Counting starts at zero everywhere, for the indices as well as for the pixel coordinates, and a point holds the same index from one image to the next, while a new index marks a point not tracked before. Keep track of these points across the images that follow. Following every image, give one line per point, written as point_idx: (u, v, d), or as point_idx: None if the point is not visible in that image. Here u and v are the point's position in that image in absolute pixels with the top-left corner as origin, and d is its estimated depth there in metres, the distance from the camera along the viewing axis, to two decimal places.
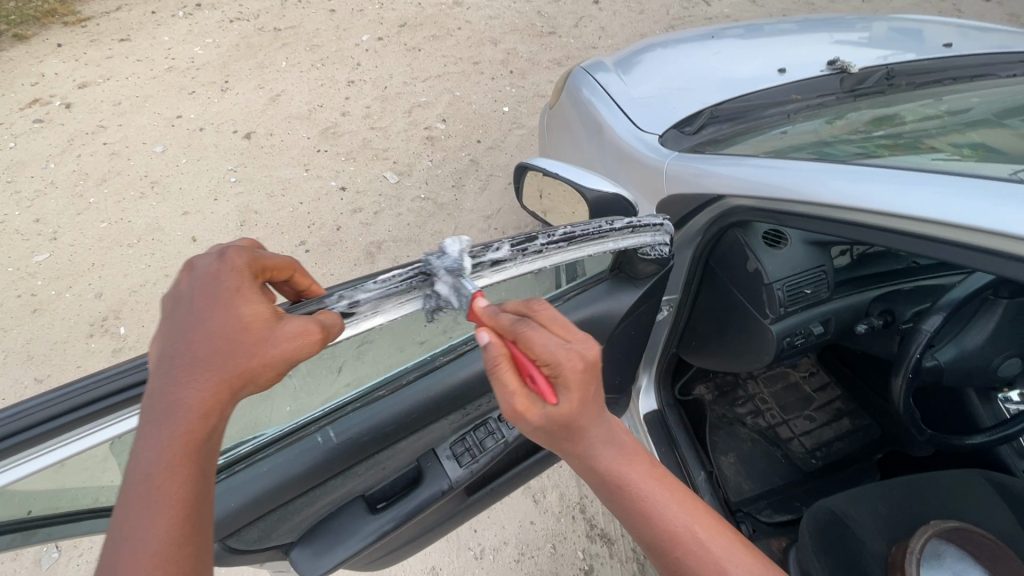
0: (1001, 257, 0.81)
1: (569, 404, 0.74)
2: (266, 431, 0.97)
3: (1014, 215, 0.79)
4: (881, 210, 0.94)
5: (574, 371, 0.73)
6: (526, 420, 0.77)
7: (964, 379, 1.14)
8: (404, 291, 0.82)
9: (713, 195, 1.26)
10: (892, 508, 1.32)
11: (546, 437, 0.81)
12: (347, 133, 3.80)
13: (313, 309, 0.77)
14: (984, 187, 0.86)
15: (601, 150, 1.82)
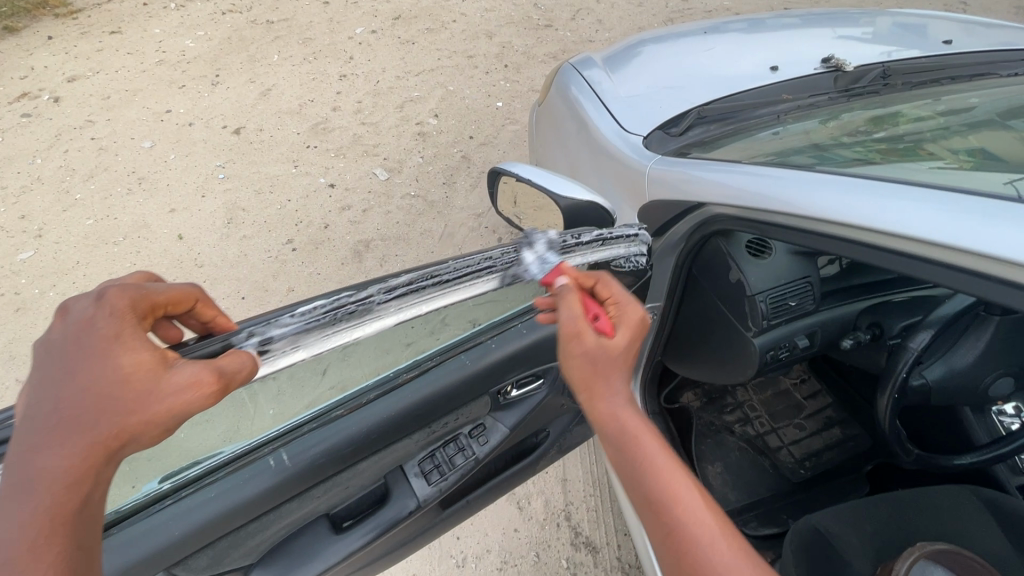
0: (982, 278, 0.75)
1: (623, 339, 0.80)
2: (217, 453, 0.92)
3: (998, 234, 0.73)
4: (863, 224, 0.89)
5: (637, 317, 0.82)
6: (580, 339, 0.79)
7: (953, 398, 1.09)
8: (323, 323, 0.79)
9: (695, 203, 1.21)
10: (879, 527, 1.27)
11: (584, 371, 0.79)
12: (338, 128, 3.74)
13: (215, 347, 0.71)
14: (969, 201, 0.80)
15: (586, 150, 1.77)
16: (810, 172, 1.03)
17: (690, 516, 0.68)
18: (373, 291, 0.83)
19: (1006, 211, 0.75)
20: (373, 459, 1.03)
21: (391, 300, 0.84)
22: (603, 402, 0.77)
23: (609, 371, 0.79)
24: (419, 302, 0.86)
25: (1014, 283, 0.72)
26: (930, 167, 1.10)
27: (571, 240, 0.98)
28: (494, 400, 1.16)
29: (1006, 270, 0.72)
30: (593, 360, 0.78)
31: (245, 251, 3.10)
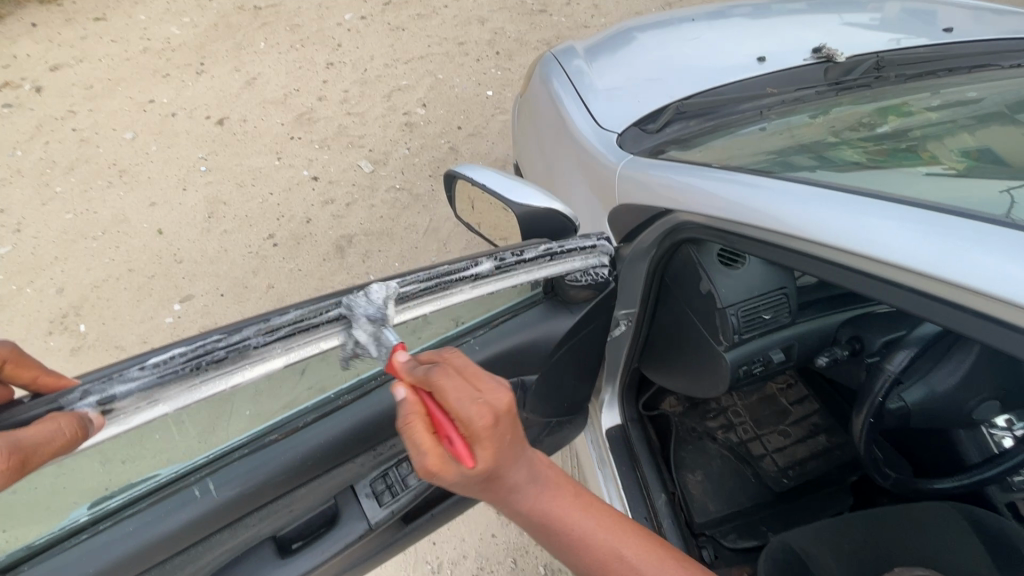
0: (964, 311, 0.69)
1: (483, 460, 0.68)
2: (140, 481, 0.86)
3: (983, 265, 0.66)
4: (838, 244, 0.82)
5: (490, 413, 0.68)
6: (443, 478, 0.71)
7: (935, 420, 1.03)
8: (186, 376, 0.69)
9: (666, 208, 1.14)
10: (857, 546, 1.22)
11: (468, 486, 0.74)
12: (323, 119, 3.64)
13: (41, 410, 0.64)
14: (954, 224, 0.73)
15: (561, 146, 1.69)
16: (787, 182, 0.96)
17: (608, 560, 0.73)
18: (247, 335, 0.73)
19: (993, 238, 0.68)
20: (312, 485, 0.97)
21: (273, 344, 0.74)
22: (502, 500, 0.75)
23: (485, 485, 0.72)
24: (311, 344, 0.77)
25: (1000, 320, 0.65)
26: (916, 173, 1.02)
27: (515, 256, 0.93)
28: None
29: (991, 305, 0.66)
30: (467, 486, 0.71)
31: (225, 246, 3.04)
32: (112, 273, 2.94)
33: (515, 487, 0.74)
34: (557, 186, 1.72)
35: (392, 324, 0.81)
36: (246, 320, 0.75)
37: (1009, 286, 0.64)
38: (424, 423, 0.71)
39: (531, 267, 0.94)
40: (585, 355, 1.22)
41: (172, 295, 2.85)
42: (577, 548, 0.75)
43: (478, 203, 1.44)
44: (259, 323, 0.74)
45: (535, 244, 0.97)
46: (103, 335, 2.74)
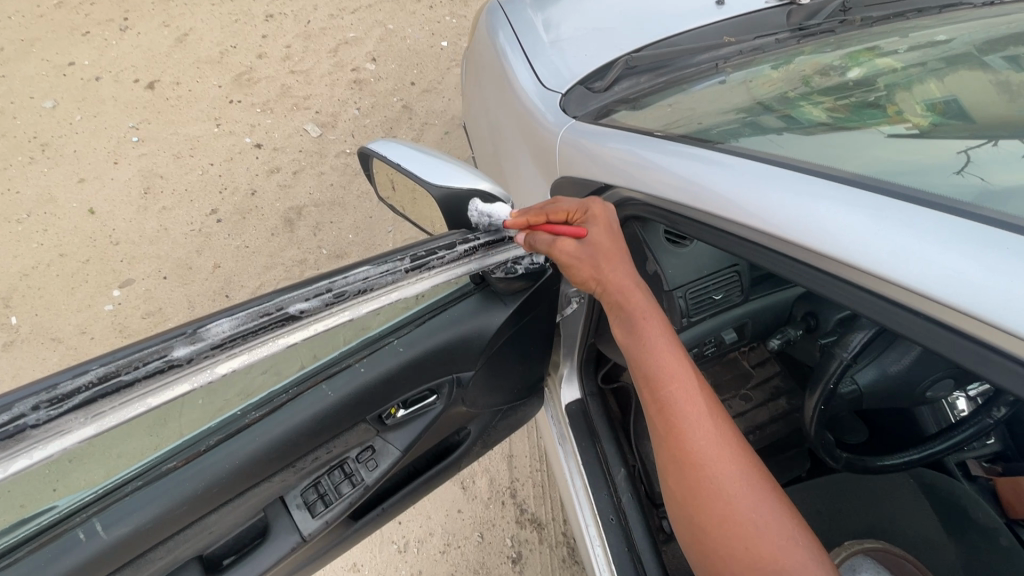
0: (910, 314, 0.62)
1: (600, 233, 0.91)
2: (32, 523, 0.77)
3: (936, 264, 0.59)
4: (784, 234, 0.74)
5: (598, 206, 0.95)
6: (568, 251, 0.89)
7: (887, 400, 1.00)
8: None
9: (608, 185, 1.06)
10: (811, 520, 1.22)
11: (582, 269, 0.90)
12: (264, 79, 3.34)
13: None
14: (906, 211, 0.65)
15: (505, 108, 1.54)
16: (732, 158, 0.86)
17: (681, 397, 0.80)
18: (24, 411, 0.57)
19: (949, 231, 0.60)
20: (225, 510, 0.88)
21: (69, 415, 0.58)
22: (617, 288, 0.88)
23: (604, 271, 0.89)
24: (132, 402, 0.61)
25: (946, 325, 0.59)
26: (875, 134, 0.92)
27: (421, 265, 0.84)
28: (376, 424, 1.01)
29: (935, 310, 0.59)
30: (592, 256, 0.89)
31: (165, 225, 2.83)
32: (43, 259, 2.73)
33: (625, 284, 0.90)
34: (502, 152, 1.59)
35: (352, 305, 0.77)
36: (20, 391, 0.59)
37: (957, 291, 0.57)
38: (544, 229, 0.91)
39: (448, 268, 0.85)
40: (528, 341, 1.15)
41: (109, 280, 2.67)
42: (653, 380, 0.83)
43: (398, 182, 1.50)
44: (42, 392, 0.59)
45: (451, 243, 0.89)
46: (38, 326, 2.57)
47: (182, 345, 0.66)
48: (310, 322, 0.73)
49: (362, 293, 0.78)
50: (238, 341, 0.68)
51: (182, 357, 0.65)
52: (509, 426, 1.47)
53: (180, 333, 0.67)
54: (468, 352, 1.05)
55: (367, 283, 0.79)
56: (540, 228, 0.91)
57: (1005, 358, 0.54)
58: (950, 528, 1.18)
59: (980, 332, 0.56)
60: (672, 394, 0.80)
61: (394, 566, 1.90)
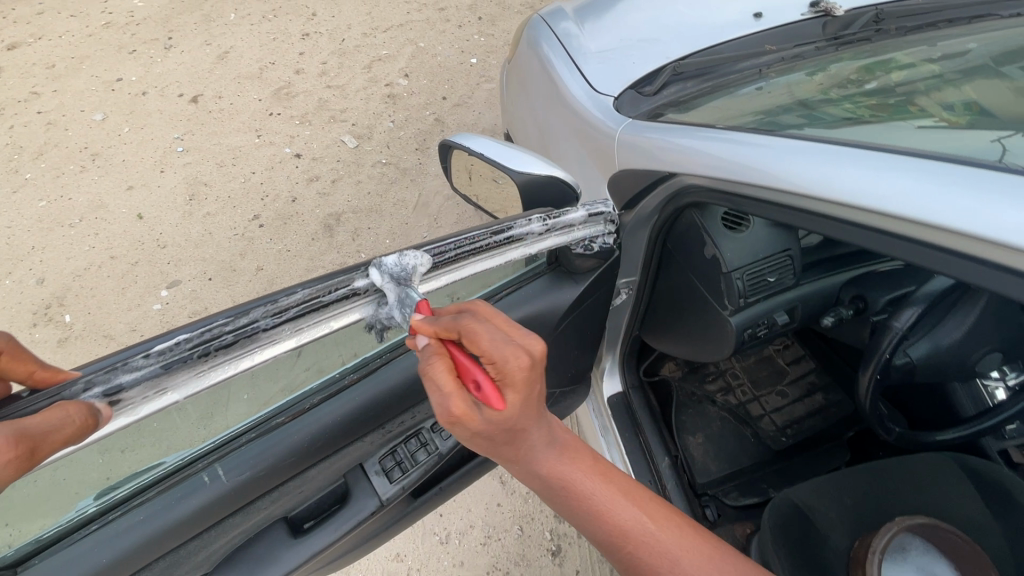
0: (982, 265, 0.67)
1: (516, 403, 0.66)
2: (162, 463, 0.88)
3: (992, 215, 0.64)
4: (839, 197, 0.80)
5: (527, 358, 0.65)
6: (466, 425, 0.66)
7: (937, 374, 1.05)
8: (192, 363, 0.66)
9: (664, 173, 1.13)
10: (858, 498, 1.26)
11: (486, 443, 0.70)
12: (302, 93, 3.50)
13: (39, 404, 0.59)
14: (957, 173, 0.70)
15: (555, 112, 1.63)
16: (779, 141, 0.94)
17: (643, 543, 0.72)
18: (256, 317, 0.70)
19: (991, 183, 0.67)
20: (322, 465, 0.97)
21: (282, 325, 0.71)
22: (524, 459, 0.73)
23: (500, 442, 0.70)
24: (321, 323, 0.75)
25: (1011, 270, 0.64)
26: (907, 126, 1.00)
27: (505, 231, 0.90)
28: None
29: (988, 250, 0.65)
30: (493, 436, 0.68)
31: (209, 229, 2.96)
32: (94, 261, 2.86)
33: (541, 445, 0.73)
34: (554, 154, 1.66)
35: (484, 255, 0.88)
36: (252, 302, 0.72)
37: (1007, 228, 0.63)
38: (448, 363, 0.67)
39: (525, 242, 0.92)
40: (591, 322, 1.21)
41: (157, 281, 2.79)
42: (604, 535, 0.73)
43: (475, 176, 1.32)
44: (268, 304, 0.71)
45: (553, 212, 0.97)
46: (91, 324, 2.68)
47: (362, 276, 0.78)
48: (455, 267, 0.85)
49: (493, 248, 0.89)
50: (404, 280, 0.79)
51: (362, 286, 0.78)
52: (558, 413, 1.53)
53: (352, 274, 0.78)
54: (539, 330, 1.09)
55: (471, 246, 0.86)
56: (442, 358, 0.67)
57: None
58: (994, 507, 1.22)
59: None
60: (635, 552, 0.72)
61: (436, 556, 1.94)
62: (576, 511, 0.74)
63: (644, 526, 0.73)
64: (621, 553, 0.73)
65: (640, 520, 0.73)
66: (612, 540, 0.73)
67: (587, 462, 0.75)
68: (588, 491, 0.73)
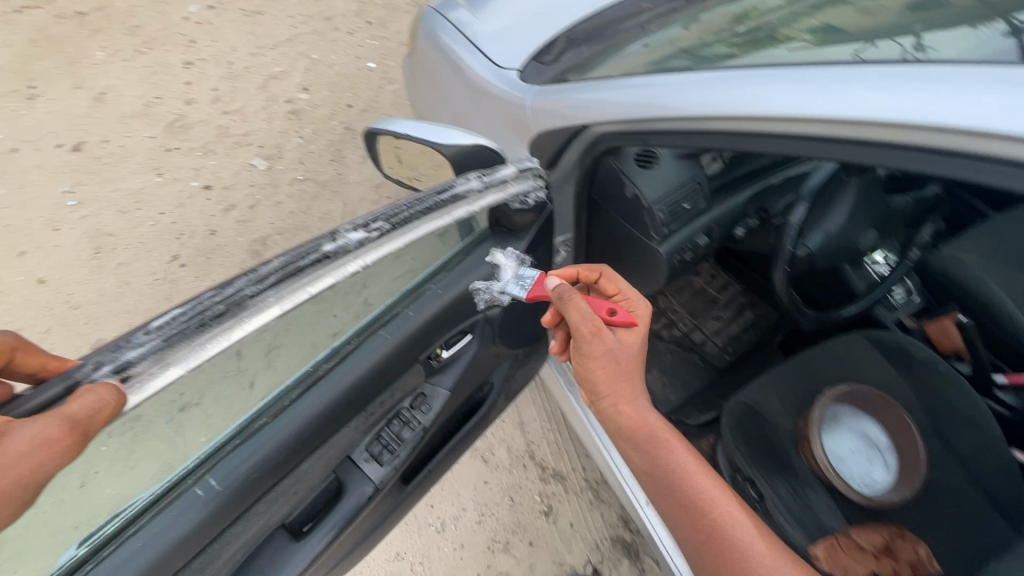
0: (907, 150, 0.79)
1: (636, 332, 1.09)
2: (154, 486, 0.88)
3: (909, 106, 0.76)
4: (767, 116, 0.92)
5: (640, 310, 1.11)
6: (601, 337, 1.04)
7: (835, 258, 1.23)
8: (193, 332, 0.69)
9: (579, 125, 1.24)
10: (798, 388, 1.41)
11: (609, 368, 1.07)
12: (197, 123, 3.33)
13: (57, 390, 0.66)
14: (876, 79, 0.82)
15: (466, 93, 1.69)
16: (685, 75, 1.06)
17: (713, 499, 1.01)
18: (240, 286, 0.75)
19: (903, 82, 0.79)
20: (313, 459, 0.98)
21: (265, 291, 0.75)
22: (627, 402, 1.08)
23: (613, 367, 1.07)
24: (300, 289, 0.78)
25: (930, 149, 0.76)
26: (777, 52, 1.15)
27: (447, 191, 0.98)
28: (426, 366, 1.11)
29: (887, 131, 0.79)
30: (615, 354, 1.06)
31: (126, 279, 2.78)
32: None
33: (642, 403, 1.10)
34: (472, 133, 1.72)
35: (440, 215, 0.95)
36: (231, 278, 0.77)
37: (899, 110, 0.77)
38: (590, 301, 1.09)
39: (469, 199, 0.99)
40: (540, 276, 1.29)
41: (80, 345, 2.62)
42: (683, 488, 1.03)
43: (405, 156, 1.34)
44: (248, 275, 0.77)
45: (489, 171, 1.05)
46: None
47: (329, 242, 0.84)
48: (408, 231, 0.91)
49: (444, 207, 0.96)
50: (371, 241, 0.87)
51: (332, 251, 0.83)
52: (524, 375, 1.62)
53: (320, 240, 0.85)
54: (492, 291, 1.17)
55: (421, 206, 0.94)
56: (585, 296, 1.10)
57: (980, 161, 0.72)
58: (900, 367, 1.42)
59: (915, 138, 0.77)
60: (705, 502, 1.01)
61: (436, 546, 1.96)
62: (664, 462, 1.05)
63: (715, 484, 1.03)
64: (694, 501, 1.01)
65: (709, 484, 1.03)
66: (686, 493, 1.02)
67: (677, 434, 1.09)
68: (675, 451, 1.05)
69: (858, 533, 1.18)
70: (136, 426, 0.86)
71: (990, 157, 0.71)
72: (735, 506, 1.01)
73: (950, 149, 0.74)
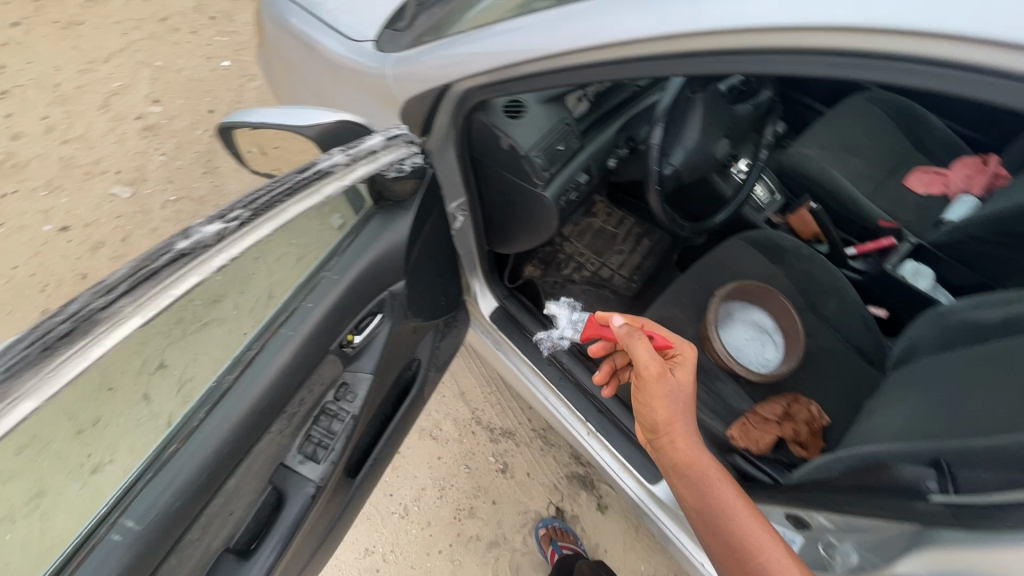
0: (749, 54, 0.85)
1: (689, 372, 1.07)
2: (61, 549, 0.77)
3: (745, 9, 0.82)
4: (623, 40, 0.95)
5: (691, 353, 1.10)
6: (660, 374, 1.03)
7: (697, 171, 1.35)
8: (39, 356, 0.61)
9: (441, 85, 1.24)
10: (692, 297, 1.55)
11: (665, 406, 1.03)
12: (33, 159, 2.92)
13: None
14: None
15: (326, 74, 1.62)
16: (534, 15, 1.07)
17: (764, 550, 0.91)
18: (86, 300, 0.67)
19: None
20: (241, 472, 0.94)
21: (120, 302, 0.69)
22: (682, 440, 1.02)
23: (671, 405, 1.03)
24: (161, 295, 0.72)
25: (768, 49, 0.82)
26: None
27: (310, 169, 0.95)
28: (341, 355, 1.10)
29: (720, 40, 0.86)
30: (673, 393, 1.03)
31: None
32: None
33: (698, 446, 1.03)
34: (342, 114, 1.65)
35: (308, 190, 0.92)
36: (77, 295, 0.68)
37: (727, 17, 0.83)
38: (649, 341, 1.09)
39: (336, 174, 0.96)
40: (437, 246, 1.33)
41: None
42: (733, 536, 0.94)
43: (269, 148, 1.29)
44: (92, 288, 0.69)
45: (354, 143, 1.04)
46: None
47: (181, 239, 0.77)
48: (275, 214, 0.86)
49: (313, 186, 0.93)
50: (228, 232, 0.80)
51: (187, 247, 0.76)
52: (450, 344, 1.64)
53: (168, 240, 0.77)
54: (391, 267, 1.15)
55: (284, 188, 0.90)
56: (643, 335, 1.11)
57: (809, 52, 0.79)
58: (772, 258, 1.59)
59: (744, 42, 0.84)
60: (752, 550, 0.92)
61: (403, 530, 1.97)
62: (714, 505, 0.97)
63: (772, 537, 0.93)
64: (742, 547, 0.93)
65: (764, 535, 0.93)
66: (737, 542, 0.93)
67: (732, 481, 1.00)
68: (728, 496, 0.97)
69: (762, 406, 1.36)
70: (9, 500, 0.74)
71: (818, 45, 0.78)
72: (791, 555, 0.91)
73: (771, 46, 0.82)
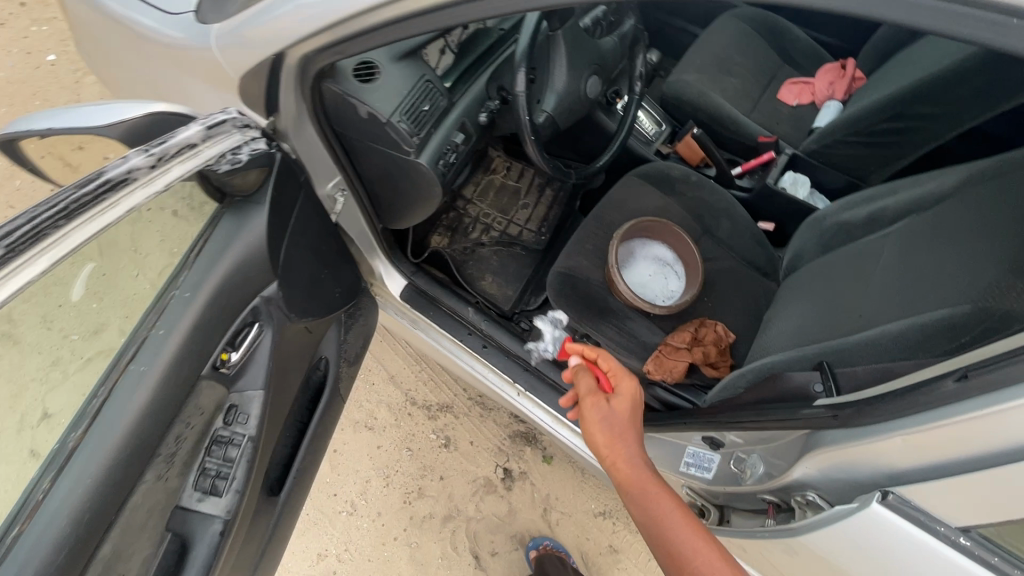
0: None
1: (625, 398, 1.08)
2: None
3: None
4: None
5: (634, 382, 1.12)
6: (593, 405, 1.08)
7: (571, 113, 1.34)
8: None
9: (272, 52, 1.07)
10: (596, 243, 1.52)
11: (603, 432, 1.06)
12: None
13: None
14: None
15: (143, 54, 1.34)
16: None
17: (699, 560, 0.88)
18: None
19: None
20: (116, 533, 0.82)
21: None
22: (622, 461, 1.02)
23: (608, 432, 1.06)
24: None
25: None
26: None
27: (102, 177, 0.79)
28: (218, 378, 0.99)
29: None
30: (607, 420, 1.06)
31: None
32: None
33: (638, 462, 1.02)
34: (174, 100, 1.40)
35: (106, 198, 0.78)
36: None
37: None
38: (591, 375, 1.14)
39: (139, 180, 0.82)
40: (315, 236, 1.22)
41: None
42: (670, 548, 0.91)
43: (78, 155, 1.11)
44: None
45: (162, 137, 0.89)
46: None
47: None
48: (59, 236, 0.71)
49: (110, 195, 0.78)
50: None
51: None
52: (359, 334, 1.55)
53: None
54: (257, 269, 1.04)
55: (61, 209, 0.73)
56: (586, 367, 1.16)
57: None
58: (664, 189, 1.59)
59: None
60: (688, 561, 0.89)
61: (354, 527, 1.93)
62: (650, 519, 0.95)
63: (708, 546, 0.89)
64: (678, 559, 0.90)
65: (700, 543, 0.90)
66: (672, 553, 0.91)
67: (674, 493, 0.98)
68: (665, 505, 0.95)
69: (672, 335, 1.40)
70: None
71: None
72: (725, 558, 0.88)
73: None
